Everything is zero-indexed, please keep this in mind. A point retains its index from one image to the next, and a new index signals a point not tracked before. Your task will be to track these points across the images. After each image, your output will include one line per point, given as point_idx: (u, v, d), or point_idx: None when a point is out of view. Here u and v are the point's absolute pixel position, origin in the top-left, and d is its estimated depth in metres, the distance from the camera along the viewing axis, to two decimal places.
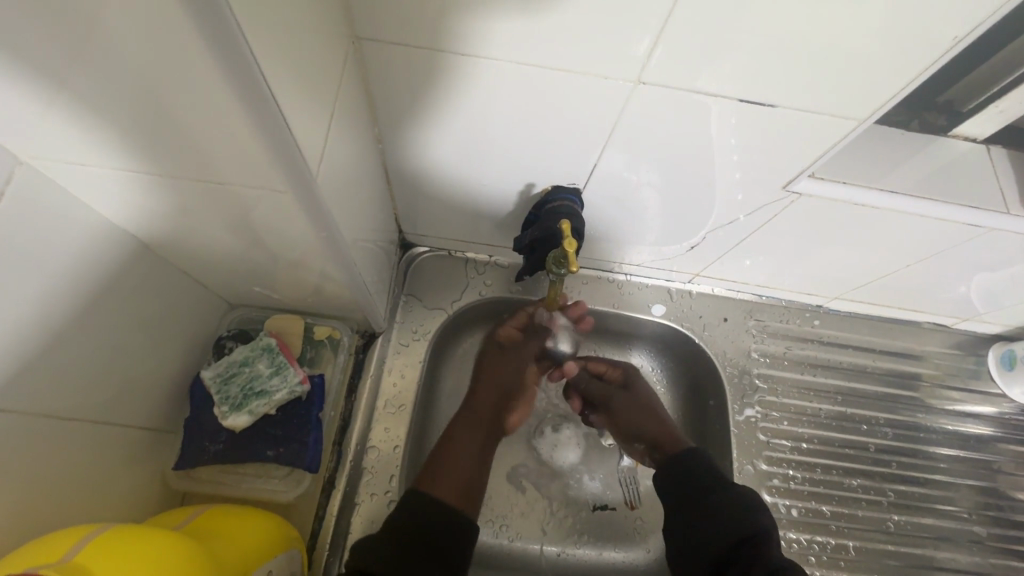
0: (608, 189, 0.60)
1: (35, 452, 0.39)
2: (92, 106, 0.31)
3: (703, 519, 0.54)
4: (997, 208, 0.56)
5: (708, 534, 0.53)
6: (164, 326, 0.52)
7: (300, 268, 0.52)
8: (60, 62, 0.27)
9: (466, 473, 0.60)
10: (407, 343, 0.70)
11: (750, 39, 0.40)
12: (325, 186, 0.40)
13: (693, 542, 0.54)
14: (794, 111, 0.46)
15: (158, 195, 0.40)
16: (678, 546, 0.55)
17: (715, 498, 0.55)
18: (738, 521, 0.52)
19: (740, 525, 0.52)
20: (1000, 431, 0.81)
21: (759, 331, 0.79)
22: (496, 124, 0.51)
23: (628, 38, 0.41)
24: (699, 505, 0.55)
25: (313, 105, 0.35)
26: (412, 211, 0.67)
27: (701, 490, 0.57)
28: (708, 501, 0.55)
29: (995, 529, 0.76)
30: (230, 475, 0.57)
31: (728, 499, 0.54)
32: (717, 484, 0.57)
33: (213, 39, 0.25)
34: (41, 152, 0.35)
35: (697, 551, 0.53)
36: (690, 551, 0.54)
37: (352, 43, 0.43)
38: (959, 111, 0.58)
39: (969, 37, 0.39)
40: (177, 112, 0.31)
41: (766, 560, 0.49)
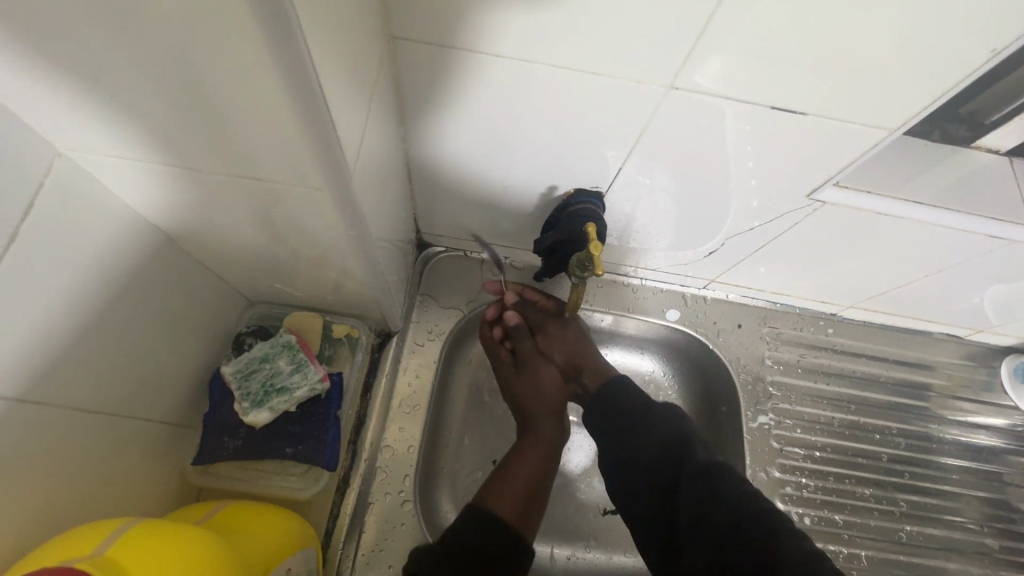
0: (629, 193, 0.60)
1: (63, 441, 0.40)
2: (135, 96, 0.31)
3: (635, 433, 0.57)
4: (1020, 221, 0.56)
5: (641, 443, 0.56)
6: (187, 320, 0.52)
7: (323, 265, 0.52)
8: (109, 51, 0.28)
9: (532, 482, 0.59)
10: (423, 343, 0.70)
11: (783, 46, 0.40)
12: (359, 185, 0.40)
13: (630, 454, 0.56)
14: (825, 120, 0.46)
15: (190, 190, 0.40)
16: (615, 461, 0.57)
17: (645, 414, 0.58)
18: (667, 430, 0.56)
19: (671, 433, 0.55)
20: (1012, 443, 0.80)
21: (772, 338, 0.79)
22: (523, 125, 0.51)
23: (659, 44, 0.41)
24: (632, 421, 0.58)
25: (353, 103, 0.35)
26: (431, 210, 0.67)
27: (630, 408, 0.59)
28: (639, 415, 0.58)
29: (1005, 541, 0.76)
30: (247, 472, 0.56)
31: (658, 412, 0.58)
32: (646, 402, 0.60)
33: (270, 36, 0.25)
34: (79, 142, 0.36)
35: (635, 461, 0.55)
36: (626, 465, 0.56)
37: (387, 41, 0.44)
38: (983, 122, 0.57)
39: (1008, 49, 0.38)
40: (219, 106, 0.31)
41: (698, 457, 0.53)
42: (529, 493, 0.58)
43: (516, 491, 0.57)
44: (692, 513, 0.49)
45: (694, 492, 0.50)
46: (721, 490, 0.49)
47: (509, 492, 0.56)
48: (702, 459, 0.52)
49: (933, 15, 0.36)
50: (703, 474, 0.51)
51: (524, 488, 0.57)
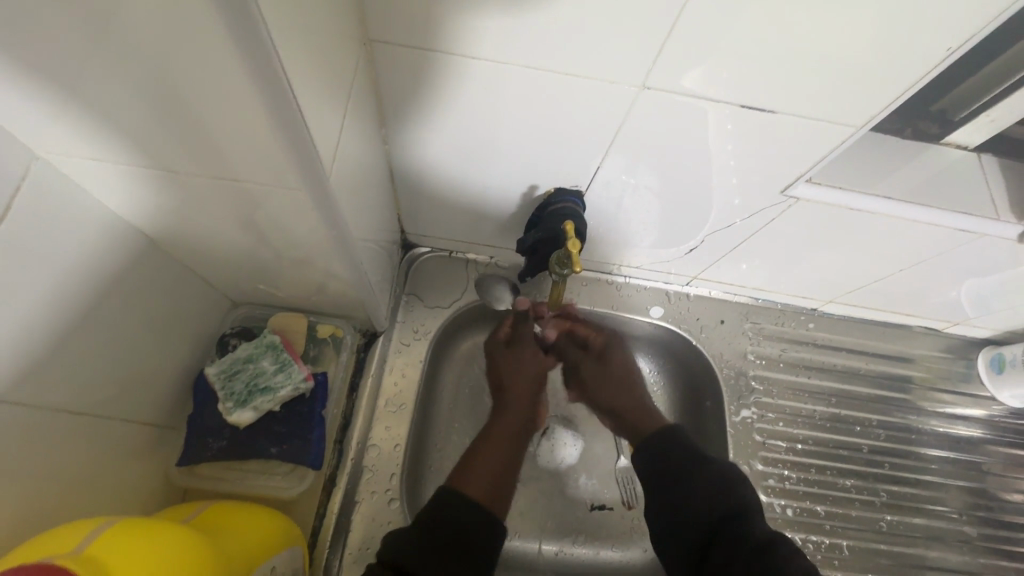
0: (610, 193, 0.61)
1: (45, 444, 0.40)
2: (111, 102, 0.32)
3: (684, 501, 0.53)
4: (987, 214, 0.57)
5: (691, 513, 0.52)
6: (171, 323, 0.52)
7: (306, 267, 0.52)
8: (82, 56, 0.28)
9: (494, 469, 0.57)
10: (408, 343, 0.70)
11: (753, 44, 0.41)
12: (337, 184, 0.41)
13: (675, 521, 0.53)
14: (794, 117, 0.47)
15: (170, 193, 0.41)
16: (663, 525, 0.54)
17: (697, 475, 0.54)
18: (722, 499, 0.52)
19: (724, 502, 0.51)
20: (990, 433, 0.82)
21: (755, 333, 0.80)
22: (501, 126, 0.52)
23: (630, 43, 0.42)
24: (677, 487, 0.54)
25: (328, 105, 0.36)
26: (415, 211, 0.68)
27: (684, 467, 0.55)
28: (687, 481, 0.54)
29: (984, 529, 0.77)
30: (231, 472, 0.57)
31: (709, 480, 0.53)
32: (697, 463, 0.55)
33: (238, 39, 0.26)
34: (56, 147, 0.36)
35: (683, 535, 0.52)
36: (674, 538, 0.52)
37: (364, 44, 0.44)
38: (952, 119, 0.59)
39: (964, 46, 0.40)
40: (193, 109, 0.31)
41: (756, 534, 0.48)
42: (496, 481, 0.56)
43: (482, 478, 0.55)
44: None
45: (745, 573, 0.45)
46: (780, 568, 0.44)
47: (476, 478, 0.55)
48: (761, 536, 0.48)
49: (892, 13, 0.37)
50: (757, 554, 0.46)
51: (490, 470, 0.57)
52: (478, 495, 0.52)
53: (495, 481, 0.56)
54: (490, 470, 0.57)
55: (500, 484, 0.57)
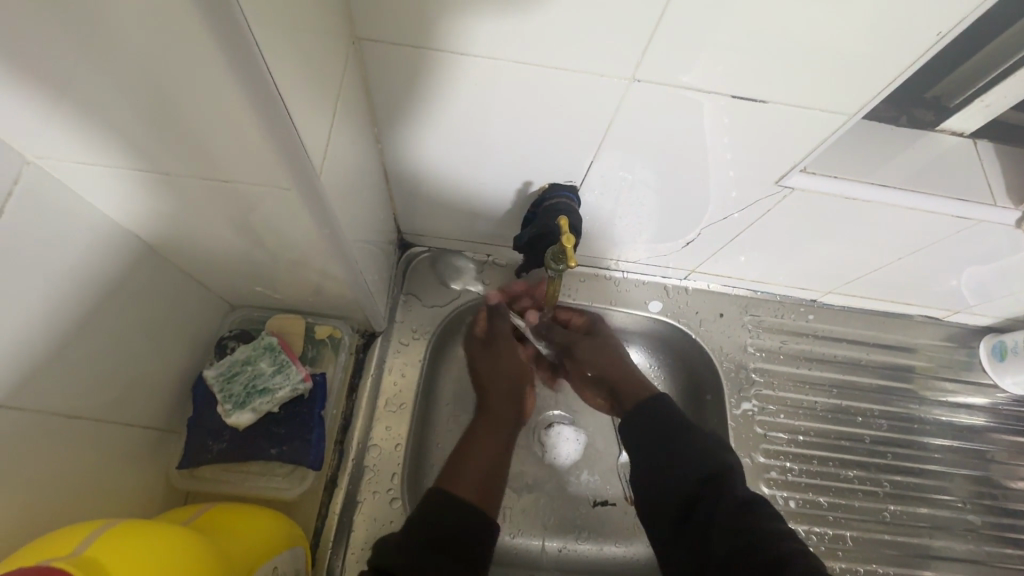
0: (604, 188, 0.61)
1: (44, 450, 0.40)
2: (100, 105, 0.32)
3: (671, 464, 0.56)
4: (984, 200, 0.57)
5: (675, 480, 0.55)
6: (168, 326, 0.52)
7: (301, 268, 0.52)
8: (69, 59, 0.28)
9: (483, 472, 0.62)
10: (407, 342, 0.70)
11: (742, 36, 0.41)
12: (328, 184, 0.41)
13: (660, 485, 0.56)
14: (785, 107, 0.47)
15: (163, 196, 0.41)
16: (648, 485, 0.57)
17: (683, 440, 0.57)
18: (705, 462, 0.55)
19: (707, 466, 0.55)
20: (993, 421, 0.82)
21: (754, 326, 0.80)
22: (493, 123, 0.52)
23: (619, 39, 0.42)
24: (664, 450, 0.57)
25: (317, 106, 0.36)
26: (410, 211, 0.68)
27: (669, 433, 0.58)
28: (671, 446, 0.57)
29: (990, 518, 0.77)
30: (232, 474, 0.57)
31: (694, 444, 0.56)
32: (680, 428, 0.58)
33: (221, 39, 0.26)
34: (47, 151, 0.36)
35: (666, 496, 0.55)
36: (657, 500, 0.56)
37: (354, 43, 0.44)
38: (946, 106, 0.58)
39: (954, 31, 0.39)
40: (181, 110, 0.31)
41: (735, 495, 0.53)
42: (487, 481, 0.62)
43: (470, 483, 0.60)
44: (721, 553, 0.49)
45: (726, 532, 0.50)
46: (758, 530, 0.49)
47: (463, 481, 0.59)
48: (739, 497, 0.53)
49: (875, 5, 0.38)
50: (737, 515, 0.51)
51: (480, 472, 0.62)
52: (471, 499, 0.57)
53: (486, 482, 0.61)
54: (480, 474, 0.61)
55: (489, 482, 0.62)
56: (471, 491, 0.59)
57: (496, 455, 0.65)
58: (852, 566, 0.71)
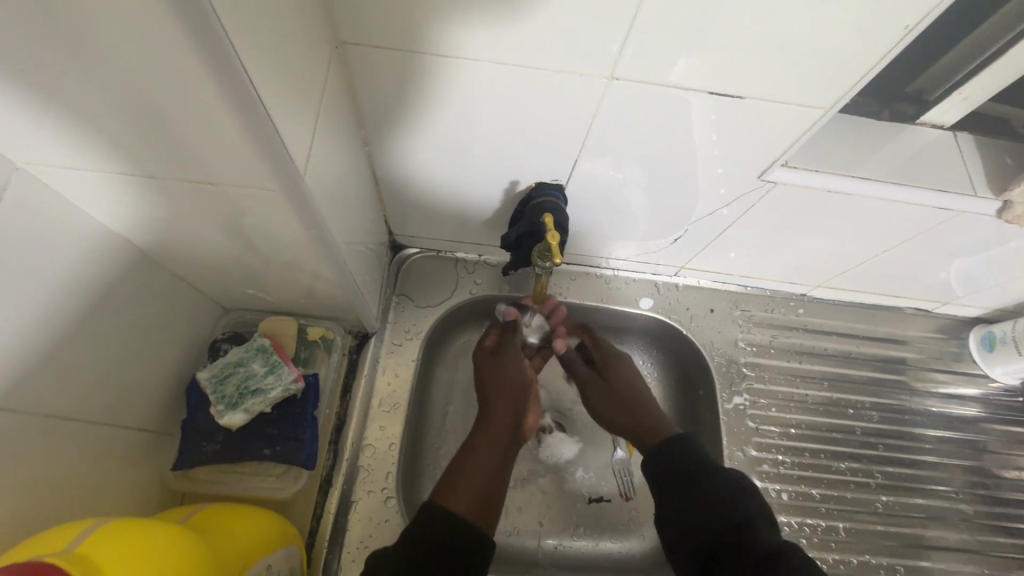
0: (591, 186, 0.62)
1: (39, 452, 0.41)
2: (85, 111, 0.32)
3: (693, 505, 0.52)
4: (965, 190, 0.58)
5: (698, 523, 0.51)
6: (161, 330, 0.53)
7: (293, 271, 0.53)
8: (53, 65, 0.29)
9: (485, 476, 0.57)
10: (400, 342, 0.71)
11: (715, 33, 0.42)
12: (313, 187, 0.41)
13: (683, 529, 0.51)
14: (763, 103, 0.48)
15: (151, 200, 0.41)
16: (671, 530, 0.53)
17: (709, 481, 0.53)
18: (729, 506, 0.50)
19: (733, 512, 0.50)
20: (985, 411, 0.82)
21: (745, 321, 0.80)
22: (478, 122, 0.53)
23: (596, 37, 0.43)
24: (685, 489, 0.54)
25: (299, 108, 0.37)
26: (401, 213, 0.69)
27: (686, 477, 0.54)
28: (692, 490, 0.53)
29: (983, 507, 0.77)
30: (227, 475, 0.58)
31: (714, 486, 0.52)
32: (705, 470, 0.54)
33: (198, 39, 0.27)
34: (36, 157, 0.37)
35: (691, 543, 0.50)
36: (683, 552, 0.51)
37: (337, 47, 0.45)
38: (927, 99, 0.59)
39: (921, 25, 0.40)
40: (164, 114, 0.32)
41: (762, 545, 0.46)
42: (486, 492, 0.55)
43: (469, 491, 0.54)
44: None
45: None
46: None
47: (462, 488, 0.54)
48: (768, 546, 0.46)
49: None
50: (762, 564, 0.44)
51: (480, 479, 0.56)
52: (467, 512, 0.52)
53: (484, 492, 0.55)
54: (479, 483, 0.55)
55: (487, 495, 0.55)
56: (469, 501, 0.53)
57: (496, 467, 0.59)
58: (845, 557, 0.71)
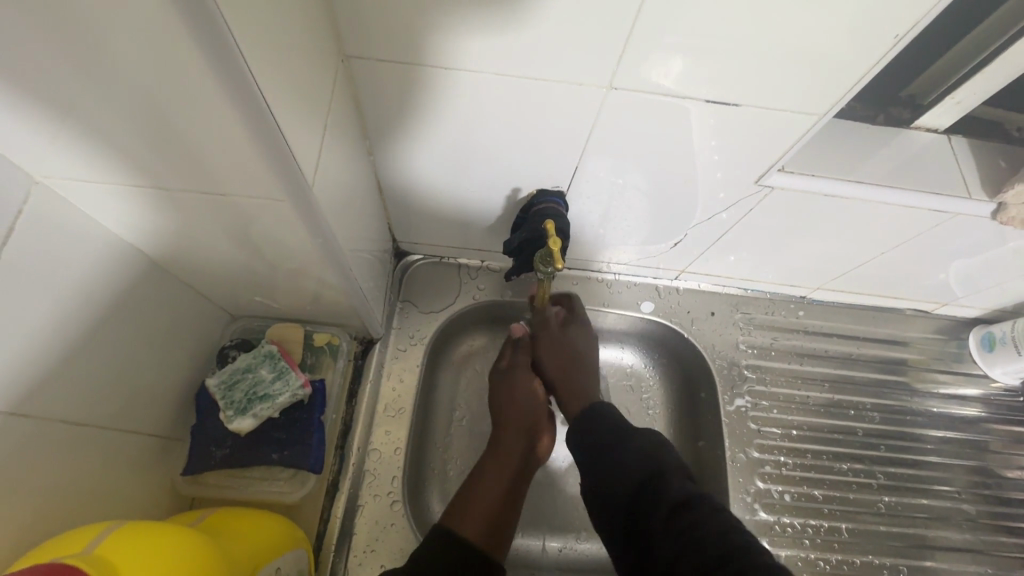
0: (591, 192, 0.63)
1: (54, 456, 0.41)
2: (102, 125, 0.34)
3: (611, 466, 0.53)
4: (960, 193, 0.59)
5: (615, 481, 0.52)
6: (171, 338, 0.54)
7: (299, 278, 0.54)
8: (73, 82, 0.30)
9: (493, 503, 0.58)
10: (405, 348, 0.72)
11: (710, 43, 0.43)
12: (320, 197, 0.43)
13: (604, 490, 0.53)
14: (758, 109, 0.49)
15: (163, 211, 0.42)
16: (593, 493, 0.54)
17: (627, 441, 0.54)
18: (643, 460, 0.52)
19: (646, 466, 0.51)
20: (986, 411, 0.83)
21: (746, 323, 0.81)
22: (479, 131, 0.54)
23: (593, 46, 0.44)
24: (605, 453, 0.55)
25: (307, 121, 0.38)
26: (405, 220, 0.70)
27: (604, 442, 0.56)
28: (609, 451, 0.55)
29: (985, 507, 0.77)
30: (236, 479, 0.59)
31: (631, 445, 0.54)
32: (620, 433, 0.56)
33: (209, 50, 0.28)
34: (53, 170, 0.38)
35: (612, 502, 0.52)
36: (605, 510, 0.53)
37: (342, 60, 0.46)
38: (921, 104, 0.61)
39: (912, 33, 0.41)
40: (178, 127, 0.33)
41: (673, 493, 0.48)
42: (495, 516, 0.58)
43: (477, 519, 0.56)
44: (665, 558, 0.45)
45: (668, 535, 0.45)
46: (698, 528, 0.44)
47: (472, 512, 0.56)
48: (678, 495, 0.47)
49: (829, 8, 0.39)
50: (673, 516, 0.46)
51: (488, 506, 0.58)
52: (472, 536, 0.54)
53: (491, 517, 0.57)
54: (486, 510, 0.57)
55: (496, 519, 0.57)
56: (475, 525, 0.55)
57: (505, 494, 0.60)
58: (848, 557, 0.72)
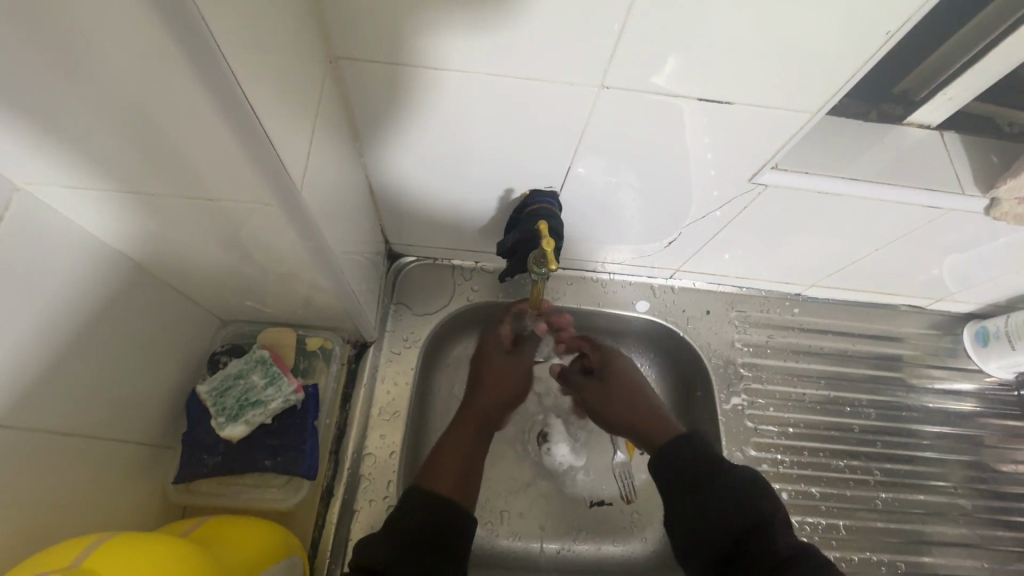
0: (585, 191, 0.62)
1: (41, 468, 0.41)
2: (83, 131, 0.33)
3: (706, 512, 0.53)
4: (953, 189, 0.59)
5: (712, 530, 0.52)
6: (160, 345, 0.53)
7: (291, 282, 0.53)
8: (52, 88, 0.29)
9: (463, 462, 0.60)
10: (399, 351, 0.71)
11: (703, 40, 0.42)
12: (310, 200, 0.42)
13: (698, 536, 0.53)
14: (752, 107, 0.49)
15: (149, 216, 0.42)
16: (687, 534, 0.54)
17: (720, 485, 0.54)
18: (742, 512, 0.51)
19: (744, 515, 0.51)
20: (982, 406, 0.83)
21: (741, 321, 0.81)
22: (472, 132, 0.53)
23: (586, 45, 0.43)
24: (699, 496, 0.54)
25: (294, 123, 0.38)
26: (397, 222, 0.69)
27: (700, 485, 0.55)
28: (706, 496, 0.54)
29: (982, 501, 0.78)
30: (229, 487, 0.58)
31: (730, 490, 0.53)
32: (718, 471, 0.55)
33: (189, 54, 0.27)
34: (34, 177, 0.37)
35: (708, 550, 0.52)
36: (700, 556, 0.53)
37: (330, 62, 0.46)
38: (913, 99, 0.61)
39: (904, 29, 0.41)
40: (162, 132, 0.32)
41: (777, 550, 0.48)
42: (465, 473, 0.59)
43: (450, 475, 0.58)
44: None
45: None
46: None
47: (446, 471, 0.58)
48: (784, 553, 0.47)
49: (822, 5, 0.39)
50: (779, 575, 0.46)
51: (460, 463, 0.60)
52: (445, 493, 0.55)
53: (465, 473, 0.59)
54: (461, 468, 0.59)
55: (467, 476, 0.59)
56: (448, 483, 0.57)
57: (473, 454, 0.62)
58: (847, 554, 0.71)
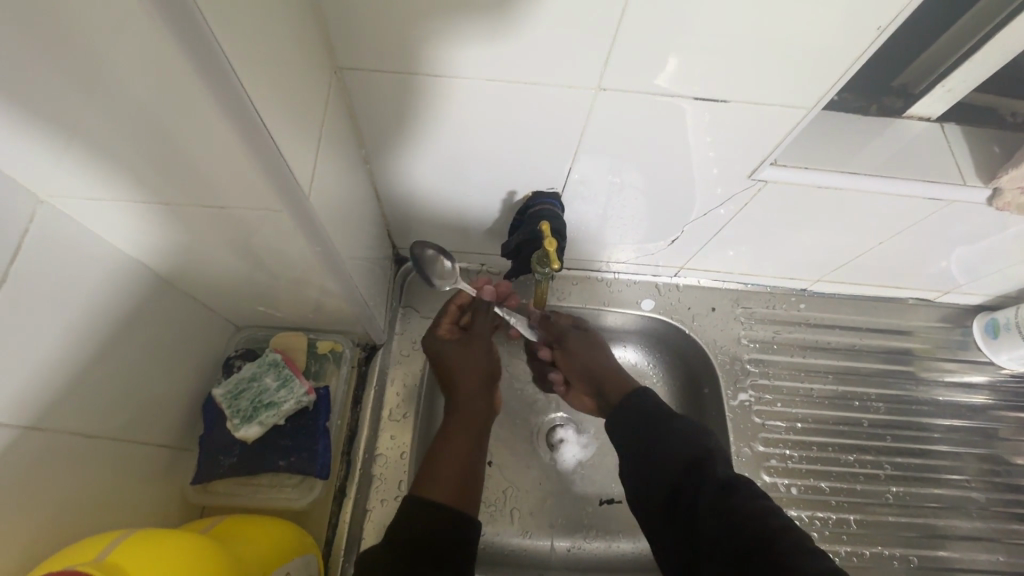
0: (588, 193, 0.63)
1: (69, 468, 0.43)
2: (107, 146, 0.35)
3: (656, 451, 0.55)
4: (954, 180, 0.59)
5: (660, 467, 0.54)
6: (177, 351, 0.55)
7: (301, 287, 0.55)
8: (79, 107, 0.31)
9: (460, 463, 0.59)
10: (408, 353, 0.73)
11: (698, 41, 0.43)
12: (316, 205, 0.43)
13: (647, 474, 0.54)
14: (747, 104, 0.49)
15: (167, 225, 0.43)
16: (638, 479, 0.55)
17: (667, 430, 0.56)
18: (688, 446, 0.53)
19: (690, 448, 0.53)
20: (995, 398, 0.82)
21: (747, 318, 0.81)
22: (475, 136, 0.54)
23: (584, 47, 0.44)
24: (645, 441, 0.56)
25: (301, 134, 0.39)
26: (403, 226, 0.70)
27: (655, 424, 0.57)
28: (657, 437, 0.56)
29: (996, 495, 0.77)
30: (244, 487, 0.59)
31: (674, 433, 0.55)
32: (668, 418, 0.57)
33: (202, 68, 0.29)
34: (60, 190, 0.39)
35: (656, 493, 0.53)
36: (646, 490, 0.54)
37: (334, 72, 0.47)
38: (913, 92, 0.60)
39: (893, 24, 0.42)
40: (180, 144, 0.34)
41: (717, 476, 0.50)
42: (463, 475, 0.59)
43: (448, 478, 0.57)
44: (707, 539, 0.47)
45: (710, 515, 0.47)
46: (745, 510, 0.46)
47: (441, 477, 0.57)
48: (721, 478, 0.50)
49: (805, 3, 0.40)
50: (719, 498, 0.48)
51: (454, 471, 0.58)
52: (447, 499, 0.55)
53: (464, 471, 0.59)
54: (455, 472, 0.58)
55: (467, 476, 0.59)
56: (446, 489, 0.56)
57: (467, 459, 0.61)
58: (857, 548, 0.71)
